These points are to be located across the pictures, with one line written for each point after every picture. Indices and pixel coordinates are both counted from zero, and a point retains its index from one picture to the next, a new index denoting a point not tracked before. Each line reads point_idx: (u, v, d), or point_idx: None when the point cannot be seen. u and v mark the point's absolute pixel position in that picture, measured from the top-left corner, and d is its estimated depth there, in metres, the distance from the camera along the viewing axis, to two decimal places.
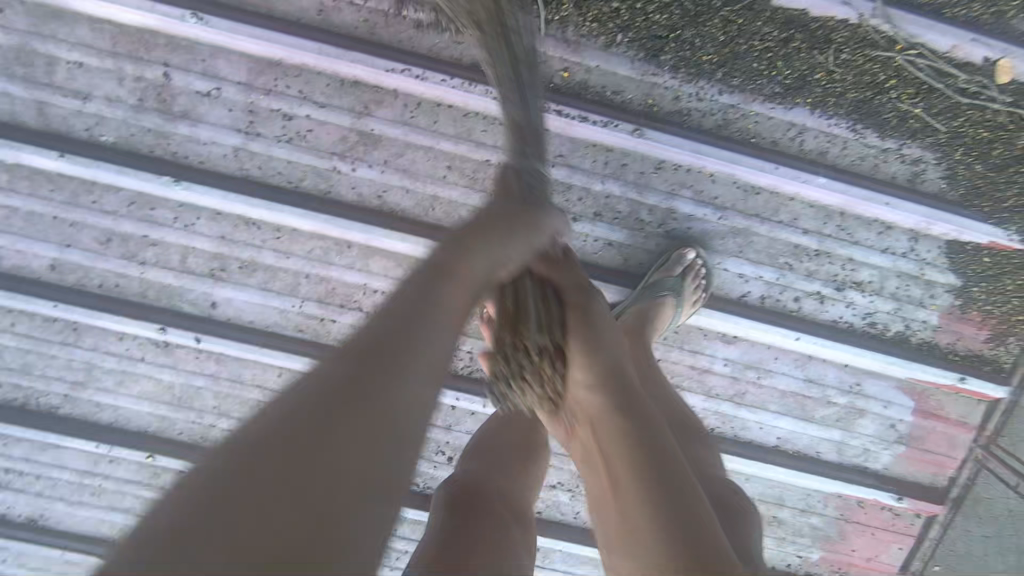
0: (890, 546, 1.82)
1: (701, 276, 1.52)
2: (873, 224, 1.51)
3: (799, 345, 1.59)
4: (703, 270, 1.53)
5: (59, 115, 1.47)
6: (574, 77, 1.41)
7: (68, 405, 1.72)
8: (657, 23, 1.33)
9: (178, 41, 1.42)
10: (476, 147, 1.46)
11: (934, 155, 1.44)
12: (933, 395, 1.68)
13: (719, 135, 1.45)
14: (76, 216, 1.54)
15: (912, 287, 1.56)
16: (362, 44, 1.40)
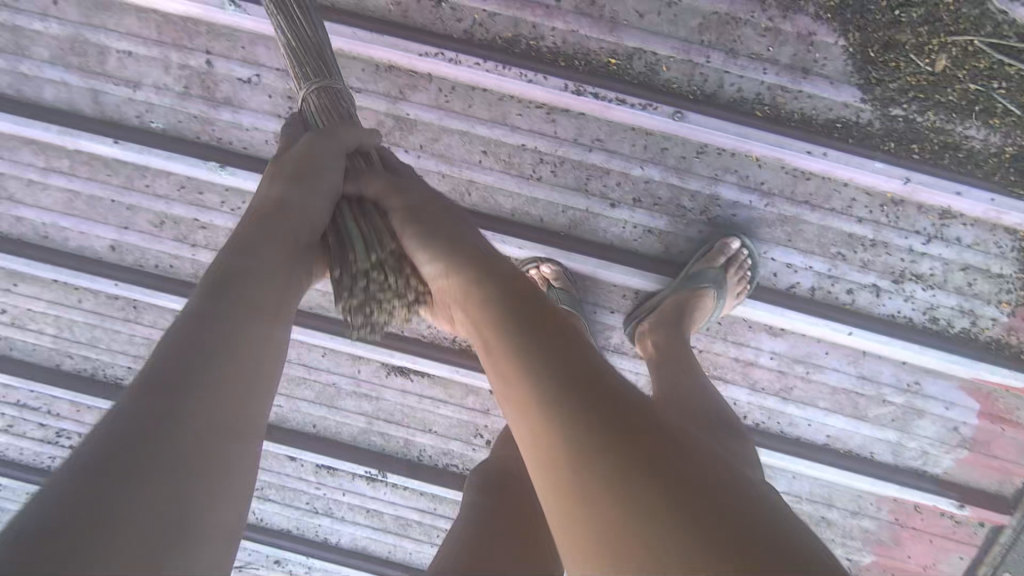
0: (948, 554, 1.71)
1: (745, 268, 1.45)
2: (934, 213, 1.39)
3: (851, 340, 1.50)
4: (749, 261, 1.46)
5: (114, 104, 1.55)
6: (612, 58, 1.36)
7: (131, 377, 1.83)
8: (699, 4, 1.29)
9: (217, 30, 1.45)
10: (511, 131, 1.43)
11: (1020, 139, 1.29)
12: (1003, 398, 1.55)
13: (772, 119, 1.37)
14: (130, 199, 1.63)
15: (980, 282, 1.44)
16: (396, 29, 1.39)
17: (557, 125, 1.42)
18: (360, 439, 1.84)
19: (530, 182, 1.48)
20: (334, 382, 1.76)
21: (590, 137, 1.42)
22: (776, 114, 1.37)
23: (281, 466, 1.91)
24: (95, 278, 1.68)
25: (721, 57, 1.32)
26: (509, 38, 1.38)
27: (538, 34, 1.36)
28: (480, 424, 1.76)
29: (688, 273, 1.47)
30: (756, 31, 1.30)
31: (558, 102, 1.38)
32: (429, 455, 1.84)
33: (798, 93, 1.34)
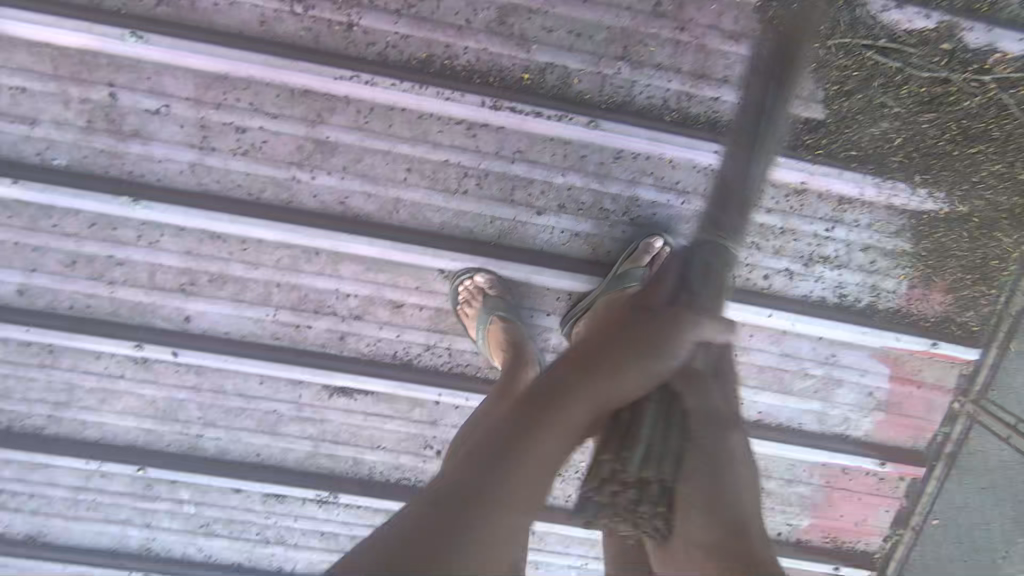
0: (876, 510, 1.84)
1: None
2: (832, 199, 1.51)
3: (772, 322, 1.60)
4: None
5: (11, 143, 1.47)
6: (526, 73, 1.40)
7: (54, 425, 1.74)
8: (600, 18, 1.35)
9: (118, 61, 1.41)
10: (434, 148, 1.45)
11: (894, 126, 1.43)
12: (909, 361, 1.69)
13: (682, 121, 1.44)
14: (38, 241, 1.55)
15: (879, 259, 1.57)
16: (308, 53, 1.39)
17: (478, 138, 1.45)
18: (308, 463, 1.81)
19: (457, 195, 1.50)
20: (276, 408, 1.73)
21: (511, 149, 1.46)
22: (684, 117, 1.43)
23: (227, 499, 1.86)
24: (5, 327, 1.59)
25: (629, 66, 1.39)
26: (423, 57, 1.39)
27: (452, 52, 1.39)
28: (430, 436, 1.78)
29: (615, 273, 1.51)
30: (658, 39, 1.37)
31: (477, 117, 1.42)
32: (380, 471, 1.83)
33: (703, 97, 1.42)
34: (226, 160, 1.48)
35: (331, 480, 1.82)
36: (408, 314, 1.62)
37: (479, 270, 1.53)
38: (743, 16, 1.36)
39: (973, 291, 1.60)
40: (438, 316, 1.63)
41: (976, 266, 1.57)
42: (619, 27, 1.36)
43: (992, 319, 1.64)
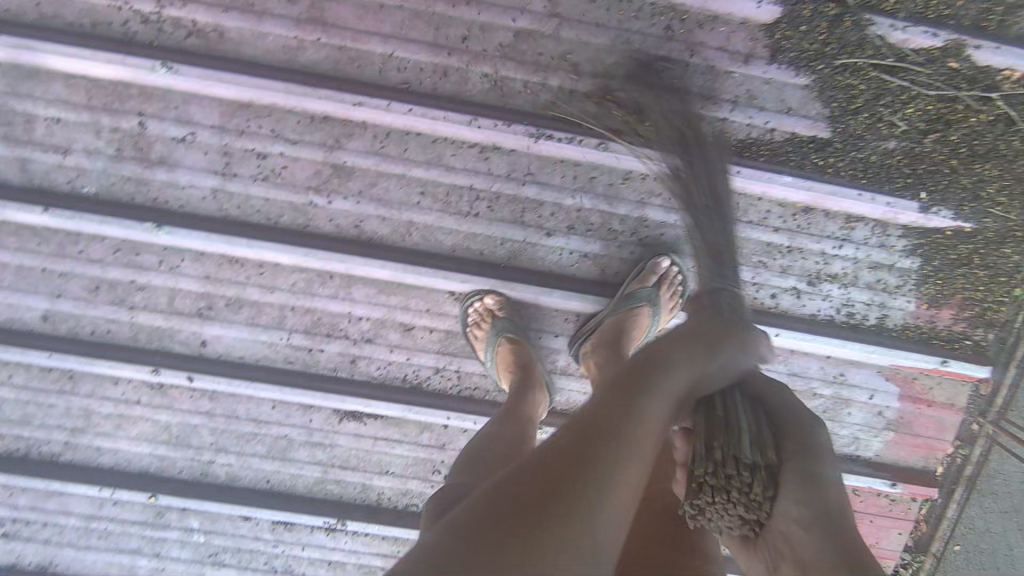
0: (890, 531, 1.83)
1: (677, 284, 1.57)
2: (838, 218, 1.54)
3: (780, 340, 1.62)
4: (680, 277, 1.57)
5: (42, 171, 1.52)
6: (537, 97, 1.45)
7: (69, 451, 1.74)
8: (610, 48, 1.41)
9: (150, 91, 1.47)
10: (447, 171, 1.50)
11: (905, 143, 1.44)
12: (917, 380, 1.70)
13: None
14: (62, 267, 1.58)
15: (886, 277, 1.59)
16: (327, 81, 1.44)
17: (491, 162, 1.50)
18: (317, 489, 1.81)
19: (469, 218, 1.54)
20: (287, 433, 1.74)
21: (523, 172, 1.50)
22: None
23: (236, 528, 1.85)
24: (27, 351, 1.61)
25: None
26: (439, 85, 1.45)
27: (465, 78, 1.45)
28: (439, 460, 1.78)
29: (622, 294, 1.54)
30: (666, 66, 1.42)
31: (490, 141, 1.47)
32: (388, 497, 1.83)
33: (712, 118, 1.45)
34: (246, 185, 1.53)
35: (338, 507, 1.81)
36: (421, 336, 1.65)
37: (488, 292, 1.58)
38: (751, 41, 1.41)
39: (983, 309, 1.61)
40: (450, 338, 1.66)
41: (987, 285, 1.58)
42: (627, 55, 1.42)
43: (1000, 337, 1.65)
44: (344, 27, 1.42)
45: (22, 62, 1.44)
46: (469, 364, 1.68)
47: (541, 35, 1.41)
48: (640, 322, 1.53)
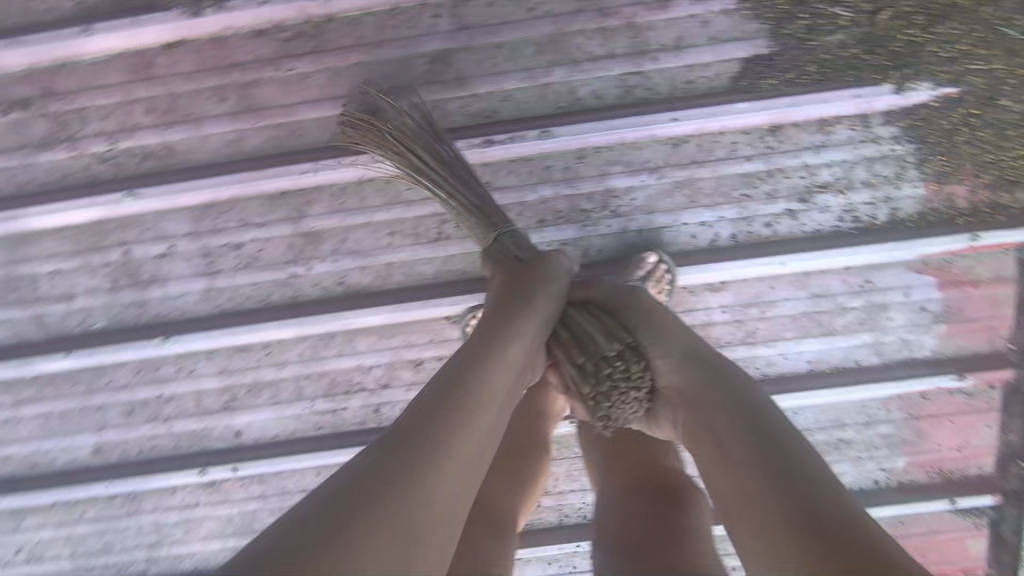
0: (977, 427, 1.69)
1: (665, 280, 1.51)
2: (810, 127, 1.47)
3: (789, 267, 1.54)
4: (670, 273, 1.52)
5: (56, 321, 1.63)
6: (471, 108, 1.45)
7: (154, 566, 1.84)
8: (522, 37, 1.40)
9: (128, 220, 1.56)
10: (409, 206, 1.53)
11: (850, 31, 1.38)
12: (952, 265, 1.56)
13: (632, 102, 1.44)
14: (99, 400, 1.69)
15: (881, 169, 1.49)
16: (269, 160, 1.45)
17: None
18: None
19: (442, 242, 1.56)
20: None
21: (480, 183, 1.50)
22: (634, 99, 1.44)
23: None
24: (91, 484, 1.72)
25: (566, 70, 1.41)
26: None
27: None
28: None
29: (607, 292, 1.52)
30: (585, 34, 1.40)
31: None
32: None
33: (646, 72, 1.42)
34: (231, 277, 1.59)
35: None
36: (435, 367, 1.67)
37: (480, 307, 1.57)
38: None
39: (1003, 170, 1.46)
40: None
41: (997, 144, 1.44)
42: (544, 38, 1.40)
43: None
44: (272, 104, 1.42)
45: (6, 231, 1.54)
46: None
47: (456, 47, 1.40)
48: None
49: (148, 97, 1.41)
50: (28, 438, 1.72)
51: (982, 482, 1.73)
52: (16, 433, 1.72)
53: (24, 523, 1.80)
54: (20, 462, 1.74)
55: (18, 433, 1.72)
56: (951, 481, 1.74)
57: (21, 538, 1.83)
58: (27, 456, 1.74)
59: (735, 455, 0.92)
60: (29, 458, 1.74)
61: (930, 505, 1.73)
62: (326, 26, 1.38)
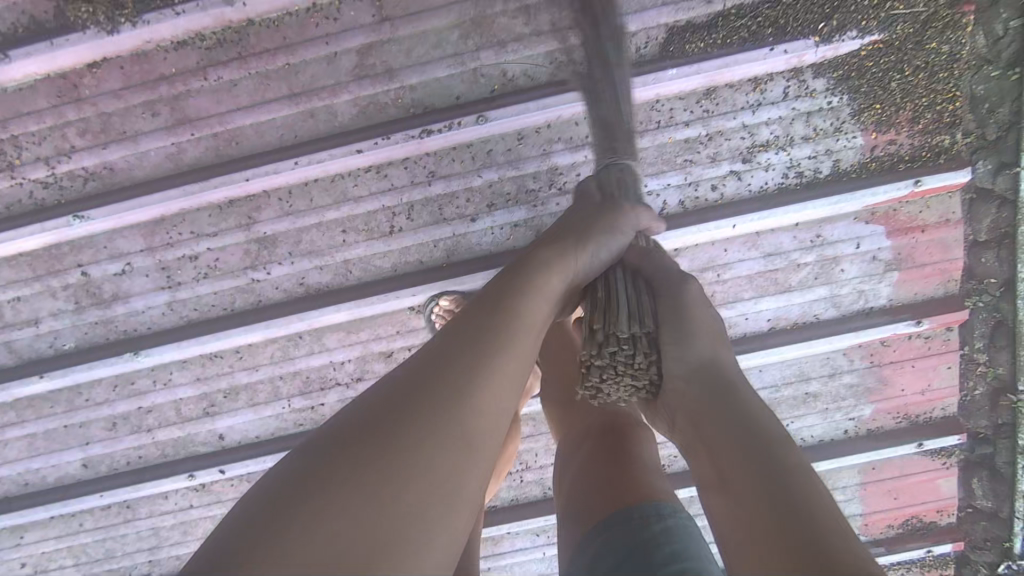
0: (938, 370, 1.74)
1: None
2: (744, 86, 1.47)
3: (740, 229, 1.56)
4: None
5: (26, 344, 1.66)
6: (405, 100, 1.47)
7: (156, 568, 1.91)
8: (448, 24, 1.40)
9: (79, 243, 1.57)
10: (357, 202, 1.53)
11: None
12: (900, 212, 1.59)
13: (563, 80, 1.46)
14: (79, 417, 1.73)
15: (819, 123, 1.50)
16: (215, 169, 1.50)
17: (393, 177, 1.53)
18: None
19: (395, 235, 1.57)
20: None
21: (424, 174, 1.53)
22: (564, 75, 1.46)
23: None
24: (83, 498, 1.77)
25: (491, 54, 1.43)
26: (313, 130, 1.50)
27: (333, 112, 1.48)
28: None
29: None
30: (507, 15, 1.40)
31: (380, 159, 1.50)
32: None
33: (572, 48, 1.42)
34: (191, 289, 1.61)
35: None
36: (404, 358, 1.70)
37: (443, 295, 1.60)
38: None
39: (937, 106, 1.48)
40: None
41: (929, 88, 1.46)
42: (465, 23, 1.40)
43: (976, 128, 1.50)
44: (208, 112, 1.47)
45: None
46: None
47: (380, 40, 1.42)
48: None
49: (82, 119, 1.47)
50: (17, 459, 1.77)
51: (945, 424, 1.79)
52: (5, 455, 1.76)
53: (25, 539, 1.86)
54: (13, 482, 1.80)
55: (6, 455, 1.76)
56: (915, 425, 1.81)
57: (24, 555, 1.89)
58: (18, 476, 1.79)
59: (735, 475, 0.83)
60: (20, 478, 1.79)
61: (897, 450, 1.81)
62: (250, 29, 1.42)
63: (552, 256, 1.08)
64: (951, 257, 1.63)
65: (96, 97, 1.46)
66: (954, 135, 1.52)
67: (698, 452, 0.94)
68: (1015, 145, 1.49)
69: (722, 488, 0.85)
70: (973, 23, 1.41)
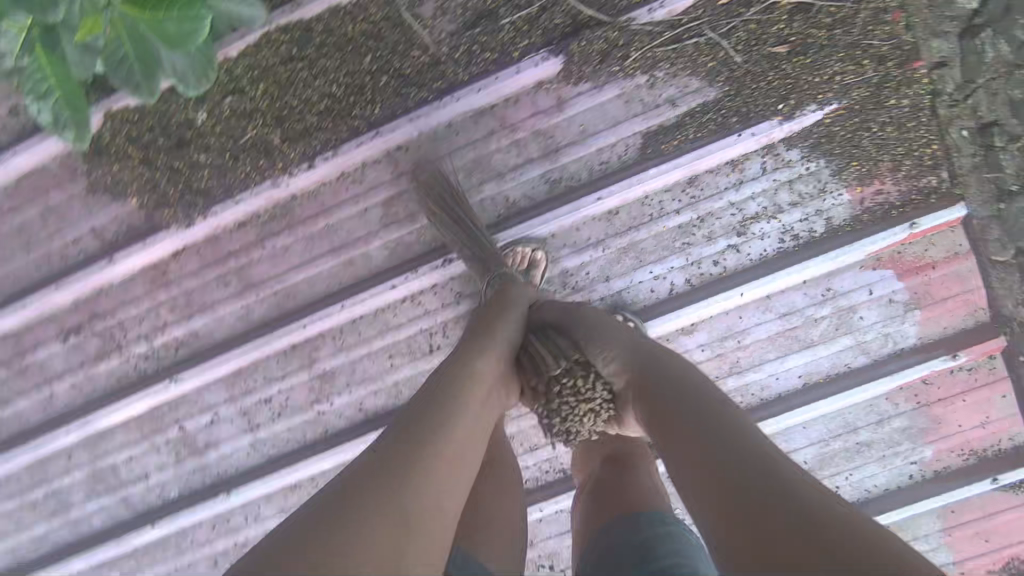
0: (992, 400, 1.70)
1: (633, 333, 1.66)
2: (724, 169, 1.62)
3: (749, 295, 1.67)
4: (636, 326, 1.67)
5: (140, 497, 1.91)
6: (428, 236, 1.72)
7: None
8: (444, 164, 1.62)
9: (176, 401, 1.85)
10: (399, 328, 1.75)
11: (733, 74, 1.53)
12: (904, 254, 1.64)
13: (559, 194, 1.66)
14: (189, 555, 1.95)
15: (801, 188, 1.62)
16: (279, 322, 1.77)
17: (426, 302, 1.74)
18: None
19: (435, 352, 1.77)
20: None
21: (453, 295, 1.74)
22: (560, 190, 1.66)
23: None
24: None
25: (493, 185, 1.68)
26: (354, 275, 1.75)
27: (368, 256, 1.74)
28: (540, 553, 1.94)
29: None
30: (501, 151, 1.65)
31: (412, 289, 1.73)
32: None
33: (563, 166, 1.64)
34: (269, 425, 1.84)
35: None
36: None
37: None
38: (547, 93, 1.60)
39: (971, 117, 1.52)
40: None
41: (904, 138, 1.56)
42: (467, 164, 1.67)
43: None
44: (268, 274, 1.76)
45: (90, 433, 1.87)
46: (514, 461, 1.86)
47: (400, 191, 1.70)
48: None
49: (170, 299, 1.78)
50: None
51: (1016, 455, 1.72)
52: None
53: None
54: None
55: None
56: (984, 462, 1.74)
57: None
58: None
59: (735, 506, 0.84)
60: None
61: (971, 489, 1.73)
62: (295, 202, 1.72)
63: (497, 310, 1.37)
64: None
65: (179, 278, 1.78)
66: (1003, 144, 1.51)
67: (692, 479, 0.93)
68: None
69: (721, 513, 0.85)
70: (987, 37, 1.43)
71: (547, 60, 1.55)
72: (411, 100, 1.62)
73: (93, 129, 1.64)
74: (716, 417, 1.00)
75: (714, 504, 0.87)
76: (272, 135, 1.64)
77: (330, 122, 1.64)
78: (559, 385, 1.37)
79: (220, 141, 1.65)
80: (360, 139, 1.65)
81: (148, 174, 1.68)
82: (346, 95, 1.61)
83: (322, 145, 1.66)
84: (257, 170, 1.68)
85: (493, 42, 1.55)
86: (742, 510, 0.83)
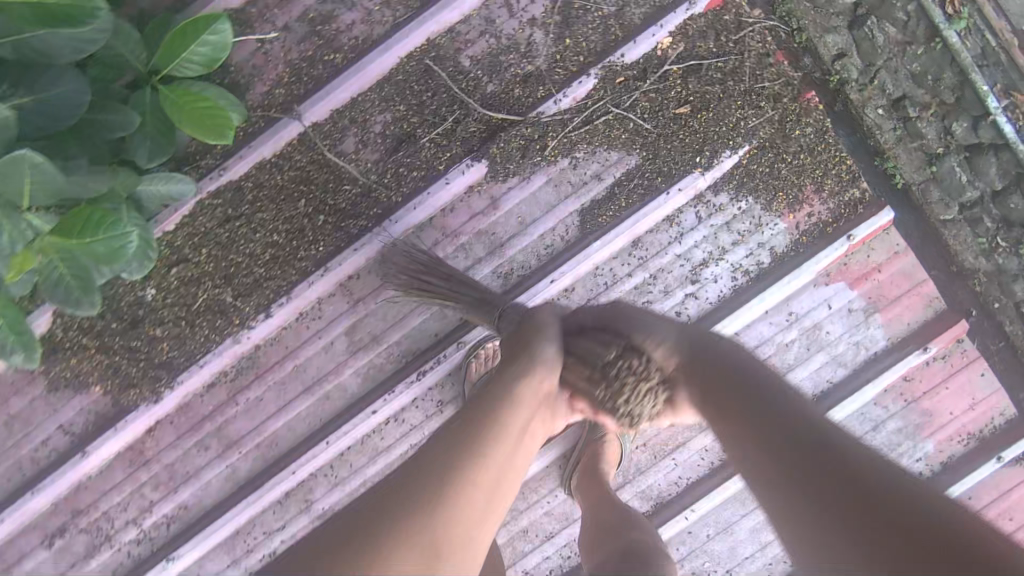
0: (973, 380, 1.73)
1: None
2: (663, 226, 1.70)
3: (719, 337, 1.71)
4: None
5: None
6: (398, 353, 1.74)
7: None
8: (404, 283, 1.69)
9: None
10: (389, 447, 1.75)
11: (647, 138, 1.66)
12: (851, 263, 1.71)
13: (515, 285, 1.72)
14: None
15: (739, 227, 1.69)
16: (267, 471, 1.74)
17: (411, 415, 1.75)
18: None
19: None
20: None
21: (434, 403, 1.76)
22: (514, 282, 1.72)
23: None
24: None
25: None
26: (335, 406, 1.74)
27: (342, 386, 1.74)
28: None
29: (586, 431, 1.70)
30: (452, 257, 1.71)
31: (395, 408, 1.73)
32: None
33: (511, 258, 1.71)
34: None
35: None
36: None
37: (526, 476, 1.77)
38: (480, 195, 1.70)
39: (882, 96, 1.72)
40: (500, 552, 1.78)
41: (817, 162, 1.66)
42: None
43: (933, 100, 1.70)
44: (246, 428, 1.74)
45: None
46: (532, 555, 1.79)
47: (362, 316, 1.73)
48: (609, 454, 1.64)
49: (152, 475, 1.74)
50: None
51: (1012, 429, 1.73)
52: None
53: None
54: None
55: None
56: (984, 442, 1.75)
57: None
58: None
59: (795, 458, 0.77)
60: None
61: (982, 473, 1.72)
62: (259, 352, 1.73)
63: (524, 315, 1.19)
64: (981, 213, 1.75)
65: (158, 453, 1.75)
66: (916, 113, 1.72)
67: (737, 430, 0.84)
68: (975, 99, 1.67)
69: (767, 482, 0.78)
70: (873, 25, 1.69)
71: (472, 166, 1.66)
72: (352, 233, 1.69)
73: (43, 331, 1.65)
74: (778, 390, 0.87)
75: (782, 462, 0.77)
76: (224, 295, 1.68)
77: (279, 270, 1.69)
78: (613, 369, 1.06)
79: (173, 312, 1.68)
80: (311, 279, 1.68)
81: (106, 361, 1.68)
82: (289, 241, 1.68)
83: (276, 293, 1.69)
84: (215, 331, 1.69)
85: (416, 162, 1.68)
86: (802, 460, 0.77)
